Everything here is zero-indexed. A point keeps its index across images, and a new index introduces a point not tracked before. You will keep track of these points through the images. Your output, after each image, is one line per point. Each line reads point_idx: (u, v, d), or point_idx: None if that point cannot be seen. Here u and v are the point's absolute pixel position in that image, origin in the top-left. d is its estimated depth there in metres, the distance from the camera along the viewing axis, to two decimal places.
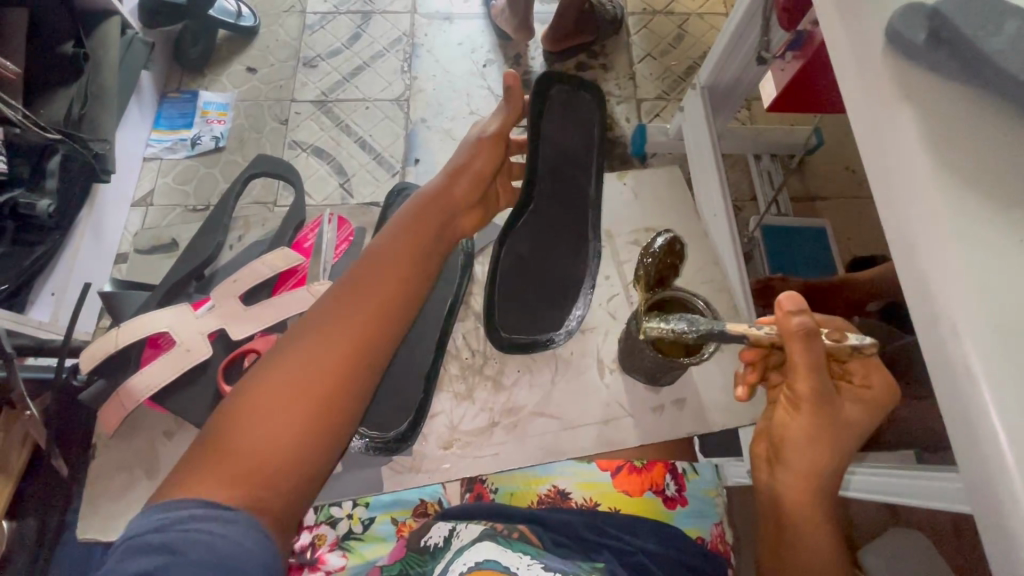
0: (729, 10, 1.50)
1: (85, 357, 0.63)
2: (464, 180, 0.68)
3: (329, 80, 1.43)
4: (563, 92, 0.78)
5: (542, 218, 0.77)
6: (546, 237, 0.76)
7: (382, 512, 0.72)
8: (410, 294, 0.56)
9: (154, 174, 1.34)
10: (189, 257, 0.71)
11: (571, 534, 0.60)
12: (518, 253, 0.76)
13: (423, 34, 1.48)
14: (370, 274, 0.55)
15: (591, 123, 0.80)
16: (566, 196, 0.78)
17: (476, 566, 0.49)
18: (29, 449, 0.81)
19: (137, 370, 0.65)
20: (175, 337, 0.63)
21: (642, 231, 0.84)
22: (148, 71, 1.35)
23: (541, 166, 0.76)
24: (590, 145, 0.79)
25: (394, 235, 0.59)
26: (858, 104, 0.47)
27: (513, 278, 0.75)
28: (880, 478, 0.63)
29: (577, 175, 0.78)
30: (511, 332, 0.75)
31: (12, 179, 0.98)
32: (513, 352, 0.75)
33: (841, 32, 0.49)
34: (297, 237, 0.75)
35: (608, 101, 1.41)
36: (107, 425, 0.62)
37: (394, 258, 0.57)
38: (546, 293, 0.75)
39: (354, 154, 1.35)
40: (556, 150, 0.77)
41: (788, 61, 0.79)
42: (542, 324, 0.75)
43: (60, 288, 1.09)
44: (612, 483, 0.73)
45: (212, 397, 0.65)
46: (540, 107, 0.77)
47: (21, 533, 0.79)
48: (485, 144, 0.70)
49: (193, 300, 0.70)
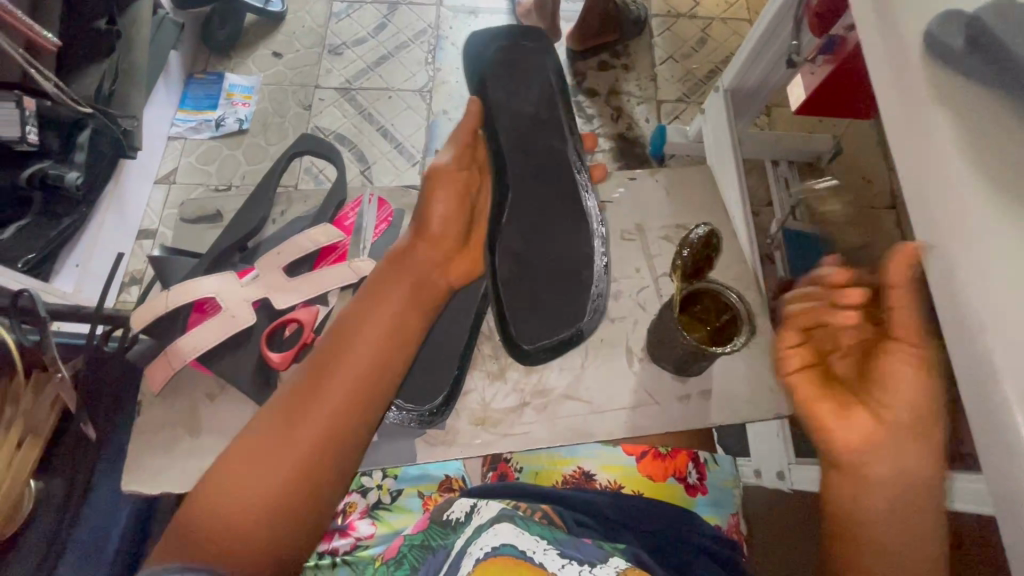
0: (752, 16, 1.51)
1: (135, 317, 0.65)
2: (441, 232, 0.67)
3: (354, 68, 1.45)
4: (499, 55, 0.77)
5: (534, 204, 0.73)
6: (539, 232, 0.72)
7: (411, 485, 0.73)
8: (388, 373, 0.59)
9: (178, 153, 1.36)
10: (233, 228, 0.73)
11: (597, 514, 0.62)
12: (513, 251, 0.71)
13: (448, 27, 1.49)
14: (344, 355, 0.58)
15: (543, 78, 0.77)
16: (543, 168, 0.74)
17: (492, 552, 0.51)
18: (58, 412, 0.82)
19: (183, 333, 0.67)
20: (221, 303, 0.65)
21: (674, 227, 0.78)
22: (177, 51, 1.37)
23: (504, 150, 0.74)
24: (552, 112, 0.76)
25: (367, 307, 0.61)
26: (894, 107, 0.48)
27: (517, 279, 0.70)
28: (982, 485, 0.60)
29: (548, 143, 0.75)
30: (535, 342, 0.68)
31: (41, 150, 1.00)
32: (551, 356, 0.69)
33: (879, 37, 0.50)
34: (338, 215, 0.76)
35: (629, 101, 1.42)
36: (152, 384, 0.64)
37: (369, 333, 0.59)
38: (559, 286, 0.70)
39: (375, 142, 1.37)
40: (515, 124, 0.75)
41: (820, 64, 0.80)
42: (563, 320, 0.69)
43: (84, 259, 1.11)
44: (636, 467, 0.71)
45: (247, 366, 0.66)
46: (484, 96, 0.76)
47: (48, 492, 0.81)
48: (451, 163, 0.70)
49: (236, 270, 0.72)
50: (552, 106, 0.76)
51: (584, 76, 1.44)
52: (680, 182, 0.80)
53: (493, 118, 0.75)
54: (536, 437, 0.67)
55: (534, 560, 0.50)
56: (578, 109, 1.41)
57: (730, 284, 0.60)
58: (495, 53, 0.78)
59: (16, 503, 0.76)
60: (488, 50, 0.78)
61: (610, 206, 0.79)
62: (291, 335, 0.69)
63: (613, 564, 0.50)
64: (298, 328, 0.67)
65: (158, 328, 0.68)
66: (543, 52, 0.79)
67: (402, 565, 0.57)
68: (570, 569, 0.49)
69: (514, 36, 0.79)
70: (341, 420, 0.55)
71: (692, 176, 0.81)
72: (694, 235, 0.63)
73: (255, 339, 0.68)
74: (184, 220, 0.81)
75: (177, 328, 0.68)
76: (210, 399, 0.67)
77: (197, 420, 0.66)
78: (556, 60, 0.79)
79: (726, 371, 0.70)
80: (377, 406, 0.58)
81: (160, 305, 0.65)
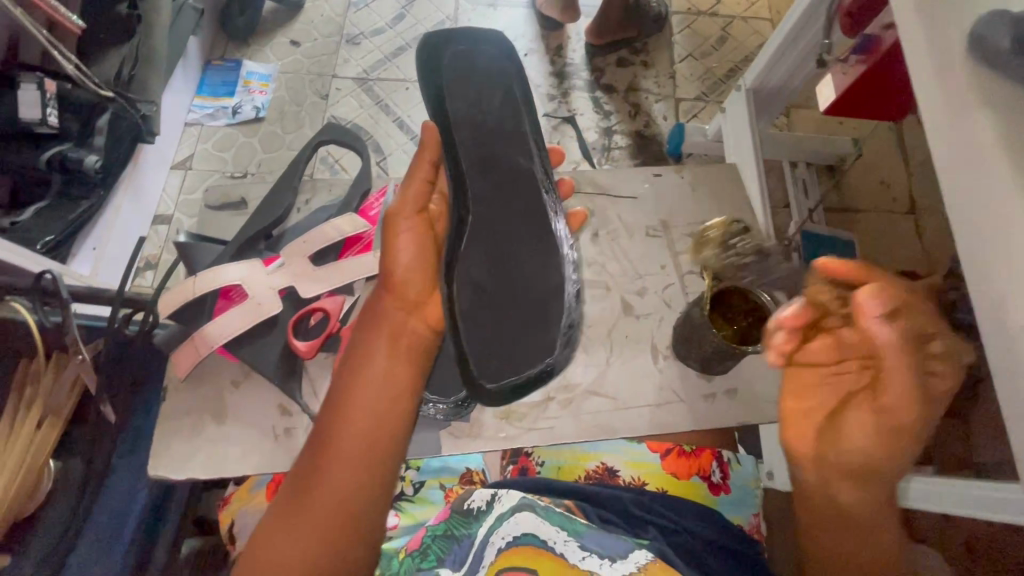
0: (774, 15, 1.49)
1: (162, 302, 0.66)
2: (408, 282, 0.61)
3: (372, 58, 1.44)
4: (450, 61, 0.65)
5: (496, 226, 0.63)
6: (500, 254, 0.62)
7: (431, 477, 0.73)
8: (388, 438, 0.55)
9: (195, 139, 1.36)
10: (259, 215, 0.73)
11: (621, 510, 0.62)
12: (475, 281, 0.60)
13: (466, 19, 1.48)
14: (338, 426, 0.55)
15: (504, 86, 0.66)
16: (505, 186, 0.64)
17: (514, 541, 0.53)
18: (78, 393, 0.83)
19: (210, 319, 0.68)
20: (248, 290, 0.66)
21: (700, 226, 0.77)
22: (196, 37, 1.37)
23: (462, 166, 0.64)
24: (517, 114, 0.66)
25: (355, 372, 0.57)
26: (941, 110, 0.48)
27: (479, 314, 0.59)
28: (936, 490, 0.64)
29: (511, 158, 0.64)
30: (499, 380, 0.58)
31: (61, 133, 0.99)
32: (512, 398, 0.59)
33: (927, 38, 0.50)
34: (364, 204, 0.75)
35: (647, 98, 1.41)
36: (179, 369, 0.65)
37: (360, 400, 0.56)
38: (524, 316, 0.60)
39: (391, 133, 1.37)
40: (473, 134, 0.64)
41: (851, 64, 0.78)
42: (529, 355, 0.59)
43: (101, 242, 1.11)
44: (661, 465, 0.71)
45: (276, 352, 0.66)
46: (441, 106, 0.64)
47: (66, 473, 0.81)
48: (405, 200, 0.63)
49: (261, 257, 0.72)
50: (517, 116, 0.66)
51: (602, 72, 1.43)
52: (707, 180, 0.80)
53: (444, 126, 0.63)
54: (560, 432, 0.66)
55: (555, 551, 0.52)
56: (595, 105, 1.40)
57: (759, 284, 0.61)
58: (449, 55, 0.65)
59: (34, 484, 0.78)
60: (442, 53, 0.66)
61: (636, 203, 0.78)
62: (316, 324, 0.69)
63: (642, 551, 0.52)
64: (324, 316, 0.68)
65: (186, 313, 0.68)
66: (504, 58, 0.67)
67: (428, 556, 0.57)
68: (591, 562, 0.51)
69: (473, 36, 0.67)
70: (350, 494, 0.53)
71: (718, 174, 0.81)
72: (725, 232, 0.65)
73: (281, 327, 0.68)
74: (209, 207, 0.81)
75: (205, 314, 0.69)
76: (235, 385, 0.67)
77: (222, 405, 0.66)
78: (518, 63, 0.68)
79: (751, 372, 0.70)
80: (389, 464, 0.55)
81: (189, 288, 0.66)
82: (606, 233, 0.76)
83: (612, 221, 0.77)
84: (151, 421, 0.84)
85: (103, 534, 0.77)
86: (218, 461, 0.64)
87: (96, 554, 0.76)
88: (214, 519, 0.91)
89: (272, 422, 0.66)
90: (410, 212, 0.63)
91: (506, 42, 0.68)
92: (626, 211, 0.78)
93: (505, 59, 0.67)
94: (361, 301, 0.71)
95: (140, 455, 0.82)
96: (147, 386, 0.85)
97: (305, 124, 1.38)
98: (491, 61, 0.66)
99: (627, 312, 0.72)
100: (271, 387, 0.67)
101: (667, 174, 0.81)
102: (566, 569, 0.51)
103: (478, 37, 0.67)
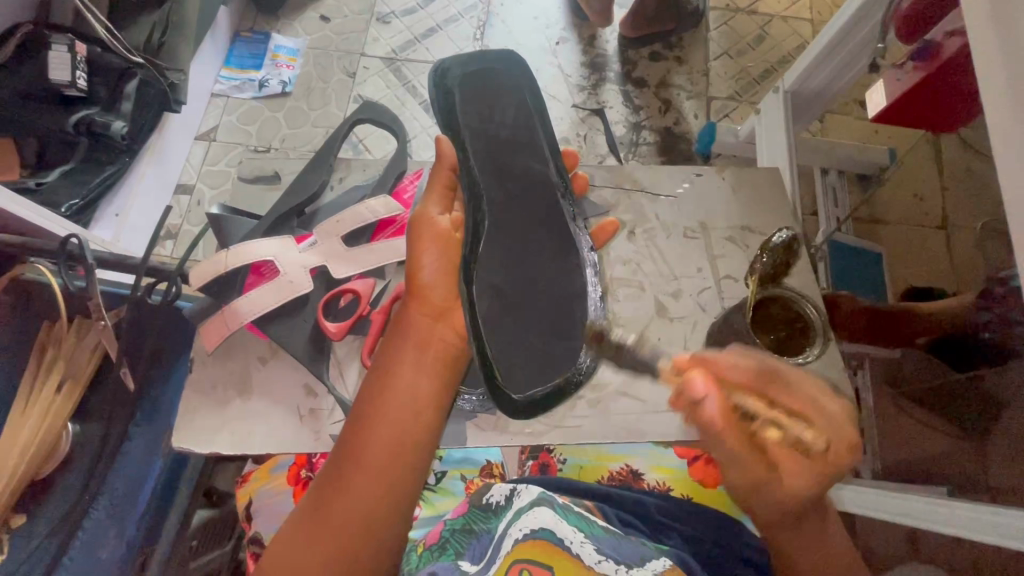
0: (815, 17, 1.45)
1: (194, 274, 0.65)
2: (433, 288, 0.59)
3: (401, 39, 1.42)
4: (462, 80, 0.67)
5: (513, 233, 0.63)
6: (518, 261, 0.63)
7: (453, 467, 0.72)
8: (411, 449, 0.54)
9: (220, 111, 1.34)
10: (293, 192, 0.72)
11: (644, 515, 0.62)
12: (493, 285, 0.61)
13: (499, 3, 1.45)
14: (364, 433, 0.54)
15: (517, 100, 0.68)
16: (522, 194, 0.65)
17: (530, 534, 0.52)
18: (98, 358, 0.83)
19: (240, 294, 0.67)
20: (280, 267, 0.66)
21: (739, 230, 0.75)
22: (226, 7, 1.35)
23: (476, 173, 0.64)
24: (533, 127, 0.67)
25: (384, 381, 0.56)
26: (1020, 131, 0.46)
27: (501, 317, 0.60)
28: (885, 498, 0.72)
29: (524, 166, 0.65)
30: (525, 392, 0.59)
31: (89, 97, 0.99)
32: (543, 408, 0.60)
33: (1003, 57, 0.49)
34: (398, 186, 0.75)
35: (679, 95, 1.38)
36: (207, 343, 0.65)
37: (389, 409, 0.54)
38: (548, 321, 0.61)
39: (417, 116, 1.34)
40: (488, 147, 0.65)
41: (907, 70, 0.75)
42: (554, 365, 0.60)
43: (125, 209, 1.08)
44: (687, 471, 0.70)
45: (307, 333, 0.66)
46: (453, 122, 0.65)
47: (85, 436, 0.82)
48: (429, 207, 0.62)
49: (295, 234, 0.72)
50: (530, 126, 0.67)
51: (634, 65, 1.40)
52: (749, 183, 0.77)
53: (457, 138, 0.65)
54: (587, 432, 0.65)
55: (571, 550, 0.51)
56: (626, 99, 1.37)
57: (805, 296, 0.62)
58: (461, 74, 0.67)
59: (53, 445, 0.78)
60: (455, 73, 0.67)
61: (674, 202, 0.76)
62: (347, 305, 0.69)
63: (660, 559, 0.51)
64: (356, 298, 0.68)
65: (216, 287, 0.68)
66: (515, 68, 0.69)
67: (446, 550, 0.56)
68: (607, 566, 0.50)
69: (479, 60, 0.69)
70: (376, 505, 0.51)
71: (759, 178, 0.78)
72: (775, 239, 0.64)
73: (312, 307, 0.68)
74: (242, 180, 0.80)
75: (235, 289, 0.67)
76: (262, 362, 0.67)
77: (248, 381, 0.66)
78: (531, 77, 0.70)
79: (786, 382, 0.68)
80: (414, 471, 0.54)
81: (222, 261, 0.65)
82: (643, 232, 0.75)
83: (649, 219, 0.75)
84: (169, 392, 0.84)
85: (117, 501, 0.77)
86: (240, 437, 0.64)
87: (111, 521, 0.76)
88: (223, 493, 0.90)
89: (298, 402, 0.66)
90: (429, 219, 0.61)
91: (518, 58, 0.70)
92: (664, 210, 0.76)
93: (519, 73, 0.69)
94: (391, 287, 0.70)
95: (157, 426, 0.82)
96: (167, 356, 0.85)
97: (331, 102, 1.36)
98: (504, 73, 0.68)
99: (661, 314, 0.71)
100: (298, 365, 0.67)
101: (708, 175, 0.79)
102: (581, 570, 0.50)
103: (490, 53, 0.69)
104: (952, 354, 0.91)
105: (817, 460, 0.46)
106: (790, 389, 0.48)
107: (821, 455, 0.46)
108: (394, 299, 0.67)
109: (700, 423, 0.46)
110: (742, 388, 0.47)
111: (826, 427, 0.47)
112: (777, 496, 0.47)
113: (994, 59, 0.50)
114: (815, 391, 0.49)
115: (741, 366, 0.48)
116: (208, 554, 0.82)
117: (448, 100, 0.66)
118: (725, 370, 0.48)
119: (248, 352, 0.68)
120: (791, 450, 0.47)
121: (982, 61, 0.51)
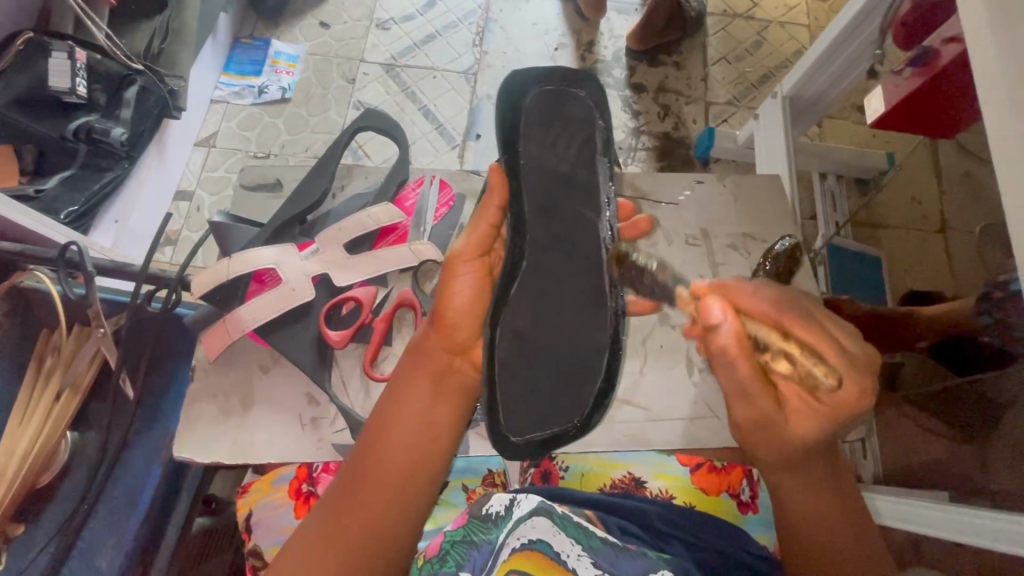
0: (812, 23, 1.45)
1: (196, 282, 0.65)
2: (457, 325, 0.58)
3: (400, 45, 1.42)
4: (538, 100, 0.66)
5: (546, 277, 0.62)
6: (545, 302, 0.61)
7: (455, 477, 0.72)
8: (426, 475, 0.55)
9: (219, 117, 1.35)
10: (295, 200, 0.72)
11: (645, 523, 0.62)
12: (516, 329, 0.59)
13: (499, 9, 1.45)
14: (377, 452, 0.54)
15: (586, 131, 0.66)
16: (563, 238, 0.63)
17: (528, 544, 0.52)
18: (97, 367, 0.82)
19: (243, 301, 0.67)
20: (282, 275, 0.66)
21: (741, 236, 0.75)
22: (227, 14, 1.35)
23: (526, 213, 0.63)
24: (592, 165, 0.65)
25: (401, 403, 0.56)
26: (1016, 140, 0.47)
27: (518, 362, 0.58)
28: (904, 506, 0.70)
29: (576, 210, 0.64)
30: (524, 436, 0.57)
31: (87, 103, 0.99)
32: (537, 453, 0.57)
33: (996, 69, 0.50)
34: (399, 195, 0.75)
35: (677, 100, 1.39)
36: (209, 351, 0.65)
37: (403, 435, 0.54)
38: (564, 373, 0.59)
39: (417, 122, 1.34)
40: (544, 182, 0.64)
41: (905, 76, 0.76)
42: (566, 410, 0.58)
43: (124, 215, 1.09)
44: (690, 479, 0.69)
45: (308, 342, 0.66)
46: (512, 149, 0.64)
47: (83, 443, 0.81)
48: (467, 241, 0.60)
49: (296, 242, 0.71)
50: (591, 166, 0.65)
51: (633, 71, 1.40)
52: (749, 189, 0.78)
53: (515, 170, 0.64)
54: None
55: (567, 564, 0.50)
56: (624, 104, 1.37)
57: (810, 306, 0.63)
58: (535, 97, 0.66)
59: (51, 454, 0.77)
60: (530, 90, 0.66)
61: (675, 208, 0.77)
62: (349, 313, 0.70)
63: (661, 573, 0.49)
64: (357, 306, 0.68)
65: (219, 295, 0.68)
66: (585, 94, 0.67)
67: (446, 562, 0.54)
68: None
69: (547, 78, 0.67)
70: (381, 519, 0.52)
71: (759, 185, 0.79)
72: (778, 246, 0.67)
73: (313, 316, 0.68)
74: (242, 187, 0.80)
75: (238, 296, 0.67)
76: (263, 371, 0.67)
77: (249, 391, 0.66)
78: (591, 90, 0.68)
79: None
80: (423, 494, 0.54)
81: (224, 269, 0.65)
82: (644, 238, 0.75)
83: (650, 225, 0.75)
84: (168, 399, 0.84)
85: (116, 510, 0.76)
86: (239, 445, 0.64)
87: (109, 529, 0.75)
88: (222, 501, 0.89)
89: (301, 409, 0.66)
90: (463, 257, 0.59)
91: (595, 83, 0.67)
92: (666, 217, 0.76)
93: (596, 105, 0.67)
94: (394, 294, 0.70)
95: (156, 434, 0.81)
96: (168, 363, 0.85)
97: (331, 108, 1.36)
98: (585, 107, 0.66)
99: None
100: (298, 372, 0.67)
101: (709, 181, 0.79)
102: None
103: (573, 78, 0.67)
104: (949, 357, 0.92)
105: (827, 407, 0.45)
106: (807, 322, 0.45)
107: (829, 395, 0.45)
108: (397, 307, 0.68)
109: (711, 348, 0.46)
110: (757, 325, 0.46)
111: (844, 366, 0.44)
112: (783, 440, 0.47)
113: (990, 70, 0.50)
114: (840, 333, 0.46)
115: (761, 294, 0.47)
116: (209, 561, 0.82)
117: (520, 123, 0.65)
118: (743, 299, 0.47)
119: (251, 360, 0.68)
120: (802, 391, 0.46)
121: (977, 75, 0.51)
